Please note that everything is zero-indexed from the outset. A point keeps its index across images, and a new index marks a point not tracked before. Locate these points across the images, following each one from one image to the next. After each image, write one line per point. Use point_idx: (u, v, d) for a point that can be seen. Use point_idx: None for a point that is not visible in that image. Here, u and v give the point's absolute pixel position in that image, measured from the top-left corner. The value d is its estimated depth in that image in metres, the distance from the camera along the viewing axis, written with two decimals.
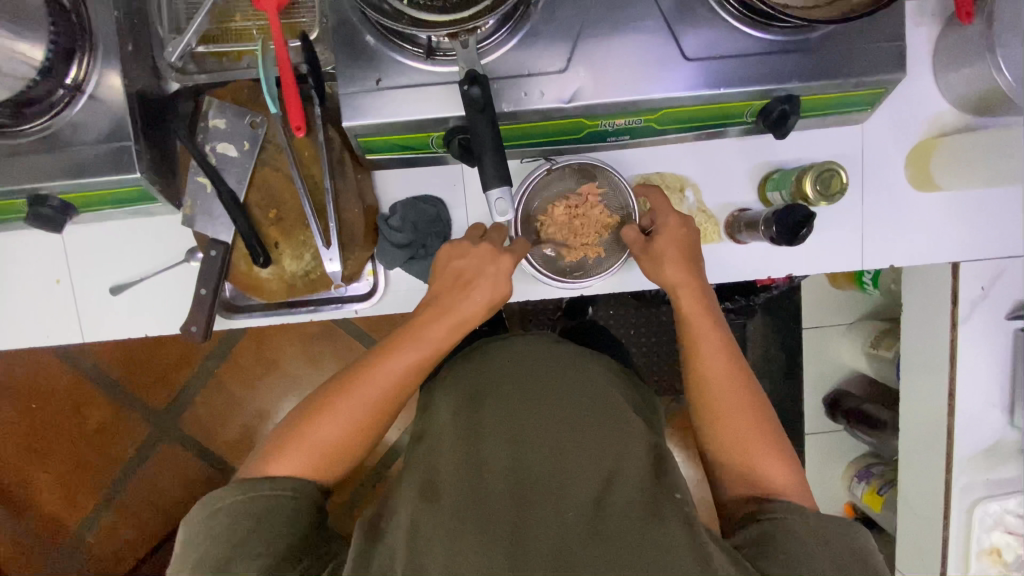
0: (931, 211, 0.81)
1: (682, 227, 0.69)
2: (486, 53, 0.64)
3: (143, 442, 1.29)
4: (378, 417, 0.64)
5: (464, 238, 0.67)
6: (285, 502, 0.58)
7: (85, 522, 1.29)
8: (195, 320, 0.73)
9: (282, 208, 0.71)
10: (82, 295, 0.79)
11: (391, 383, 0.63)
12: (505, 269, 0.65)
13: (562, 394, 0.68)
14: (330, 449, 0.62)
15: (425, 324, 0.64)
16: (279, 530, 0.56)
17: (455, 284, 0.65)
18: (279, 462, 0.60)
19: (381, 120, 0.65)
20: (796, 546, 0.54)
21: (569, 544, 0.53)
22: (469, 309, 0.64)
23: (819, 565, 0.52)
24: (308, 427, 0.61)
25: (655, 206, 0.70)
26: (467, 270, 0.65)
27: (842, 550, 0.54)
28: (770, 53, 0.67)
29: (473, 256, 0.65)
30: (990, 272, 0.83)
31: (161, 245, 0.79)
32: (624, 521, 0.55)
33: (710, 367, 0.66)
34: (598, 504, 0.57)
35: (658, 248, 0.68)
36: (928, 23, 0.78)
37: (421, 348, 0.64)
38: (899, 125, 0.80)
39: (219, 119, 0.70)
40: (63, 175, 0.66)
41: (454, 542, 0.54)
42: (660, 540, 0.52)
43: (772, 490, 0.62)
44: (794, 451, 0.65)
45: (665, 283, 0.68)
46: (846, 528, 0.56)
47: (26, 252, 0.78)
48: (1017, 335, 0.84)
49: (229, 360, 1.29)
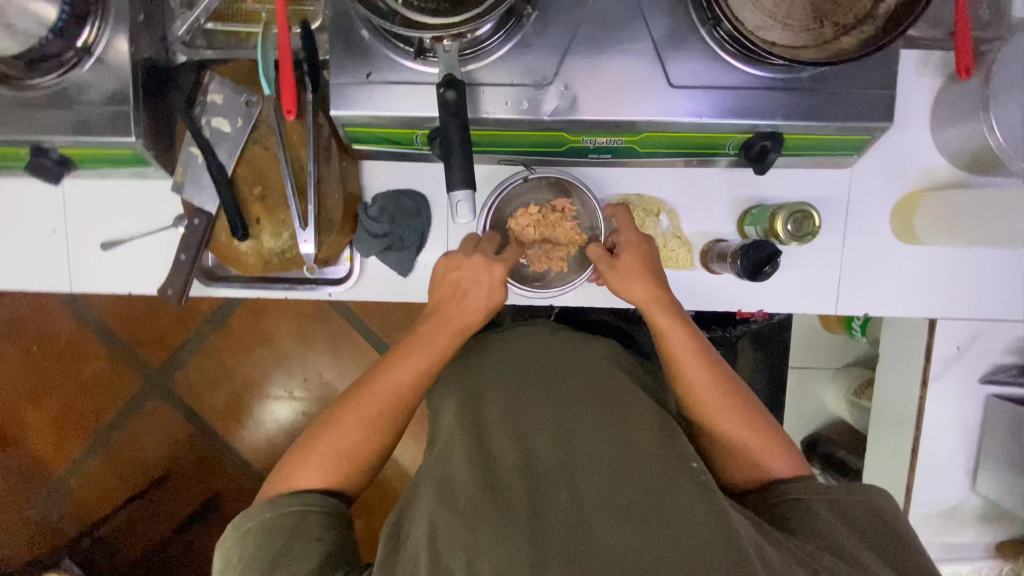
0: (913, 263, 0.81)
1: (643, 246, 0.70)
2: (468, 61, 0.65)
3: (129, 396, 1.32)
4: (390, 427, 0.64)
5: (459, 251, 0.70)
6: (313, 514, 0.59)
7: (64, 466, 1.33)
8: (172, 283, 0.75)
9: (267, 186, 0.73)
10: (74, 246, 0.83)
11: (398, 395, 0.64)
12: (499, 277, 0.68)
13: (563, 387, 0.69)
14: (344, 458, 0.62)
15: (426, 334, 0.66)
16: (315, 537, 0.57)
17: (453, 293, 0.68)
18: (295, 477, 0.61)
19: (366, 113, 0.67)
20: (814, 519, 0.57)
21: (588, 519, 0.53)
22: (470, 314, 0.67)
23: (839, 535, 0.55)
24: (322, 439, 0.62)
25: (619, 225, 0.72)
26: (464, 280, 0.68)
27: (853, 511, 0.58)
28: (758, 88, 0.67)
29: (467, 267, 0.68)
30: (969, 333, 0.82)
31: (155, 208, 0.82)
32: (638, 492, 0.55)
33: (694, 378, 0.65)
34: (613, 484, 0.56)
35: (623, 267, 0.68)
36: (930, 76, 0.77)
37: (427, 357, 0.65)
38: (891, 174, 0.79)
39: (217, 94, 0.73)
40: (69, 131, 0.69)
41: (471, 532, 0.52)
42: (683, 517, 0.52)
43: (774, 480, 0.64)
44: (788, 438, 0.66)
45: (635, 299, 0.68)
46: (857, 494, 0.59)
47: (33, 199, 0.81)
48: (989, 399, 0.82)
49: (224, 329, 1.32)
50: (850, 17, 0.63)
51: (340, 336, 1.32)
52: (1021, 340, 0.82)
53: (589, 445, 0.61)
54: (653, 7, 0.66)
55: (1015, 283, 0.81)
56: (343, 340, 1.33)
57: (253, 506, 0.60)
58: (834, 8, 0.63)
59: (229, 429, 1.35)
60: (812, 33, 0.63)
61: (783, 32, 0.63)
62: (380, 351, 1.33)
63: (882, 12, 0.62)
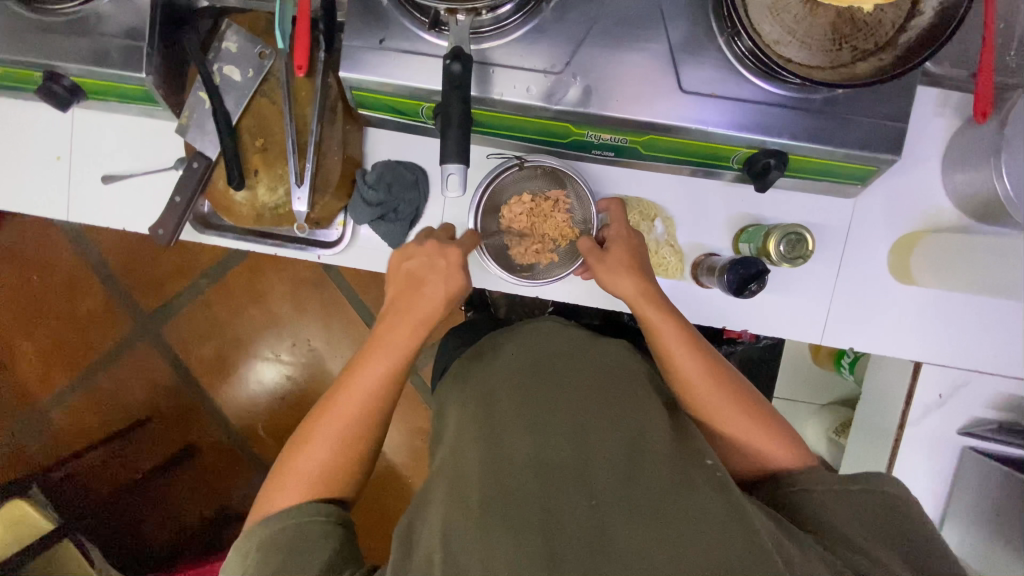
0: (906, 303, 0.80)
1: (632, 241, 0.71)
2: (480, 39, 0.65)
3: (115, 335, 1.32)
4: (366, 429, 0.64)
5: (412, 242, 0.70)
6: (314, 523, 0.59)
7: (45, 399, 1.32)
8: (163, 224, 0.75)
9: (269, 139, 0.74)
10: (76, 176, 0.83)
11: (366, 397, 0.64)
12: (455, 261, 0.67)
13: (576, 381, 0.65)
14: (320, 470, 0.62)
15: (387, 331, 0.65)
16: (316, 545, 0.57)
17: (409, 284, 0.67)
18: (277, 502, 0.61)
19: (373, 78, 0.67)
20: (823, 512, 0.57)
21: (606, 519, 0.51)
22: (430, 306, 0.65)
23: (851, 528, 0.55)
24: (295, 460, 0.62)
25: (612, 218, 0.73)
26: (417, 269, 0.67)
27: (860, 500, 0.58)
28: (770, 104, 0.66)
29: (419, 256, 0.68)
30: (953, 381, 0.81)
31: (161, 149, 0.83)
32: (657, 490, 0.54)
33: (687, 374, 0.64)
34: (626, 479, 0.54)
35: (612, 261, 0.68)
36: (947, 117, 0.77)
37: (387, 355, 0.64)
38: (894, 211, 0.79)
39: (232, 42, 0.73)
40: (83, 60, 0.69)
41: (483, 534, 0.51)
42: (698, 514, 0.51)
43: (779, 471, 0.64)
44: (787, 423, 0.66)
45: (622, 295, 0.68)
46: (867, 483, 0.59)
47: (43, 124, 0.82)
48: (965, 452, 0.81)
49: (220, 283, 1.32)
50: (869, 43, 0.62)
51: (332, 304, 1.33)
52: (1004, 397, 0.81)
53: (603, 438, 0.58)
54: (673, 11, 0.65)
55: (1005, 339, 0.80)
56: (335, 308, 1.33)
57: (251, 528, 0.60)
58: (854, 31, 0.62)
59: (211, 383, 1.35)
60: (829, 54, 0.62)
61: (800, 50, 0.62)
62: (370, 326, 1.33)
63: (902, 42, 0.62)
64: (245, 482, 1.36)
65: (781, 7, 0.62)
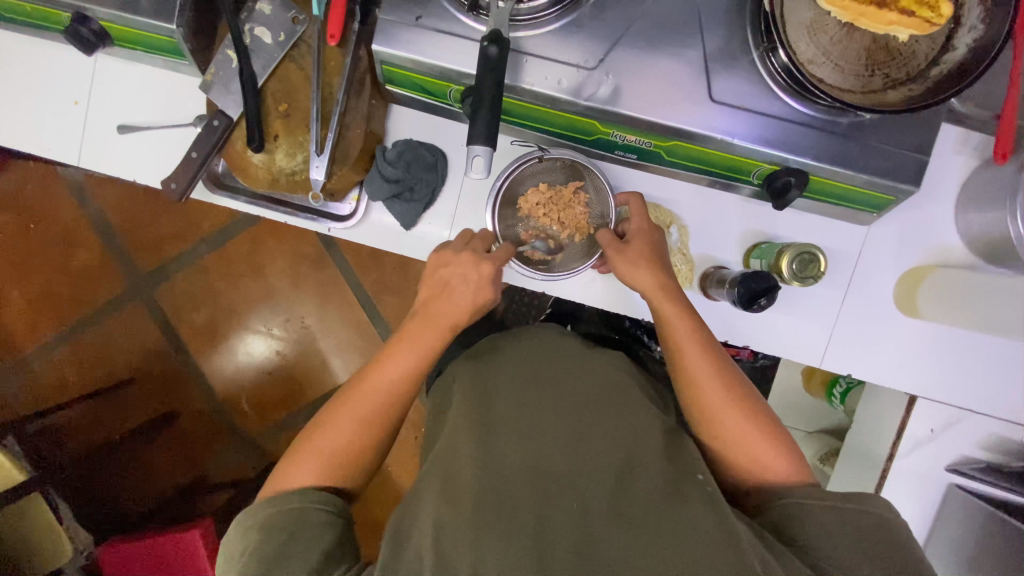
0: (908, 334, 0.81)
1: (652, 235, 0.71)
2: (516, 27, 0.65)
3: (110, 289, 1.30)
4: (382, 421, 0.64)
5: (451, 247, 0.68)
6: (316, 511, 0.58)
7: (33, 349, 1.30)
8: (177, 178, 0.74)
9: (293, 105, 0.73)
10: (91, 122, 0.82)
11: (386, 393, 0.64)
12: (488, 275, 0.66)
13: (574, 394, 0.66)
14: (337, 455, 0.62)
15: (412, 332, 0.65)
16: (313, 536, 0.56)
17: (442, 290, 0.66)
18: (293, 477, 0.61)
19: (405, 53, 0.66)
20: (820, 531, 0.56)
21: (596, 531, 0.51)
22: (458, 313, 0.65)
23: (842, 554, 0.54)
24: (314, 439, 0.62)
25: (631, 211, 0.73)
26: (453, 277, 0.66)
27: (855, 524, 0.56)
28: (796, 123, 0.66)
29: (456, 264, 0.66)
30: (946, 418, 0.81)
31: (181, 105, 0.82)
32: (647, 505, 0.54)
33: (699, 377, 0.65)
34: (615, 494, 0.55)
35: (631, 252, 0.69)
36: (966, 155, 0.78)
37: (411, 355, 0.64)
38: (902, 244, 0.80)
39: (265, 4, 0.72)
40: (115, 5, 0.69)
41: (477, 534, 0.50)
42: (690, 530, 0.51)
43: (768, 484, 0.62)
44: (790, 437, 0.65)
45: (638, 289, 0.68)
46: (865, 506, 0.57)
47: (65, 67, 0.81)
48: (950, 488, 0.81)
49: (219, 249, 1.31)
50: (902, 72, 0.63)
51: (332, 282, 1.32)
52: (992, 438, 0.82)
53: (597, 453, 0.59)
54: (711, 22, 0.65)
55: (996, 379, 0.81)
56: (335, 287, 1.32)
57: (253, 506, 0.60)
58: (888, 59, 0.63)
59: (200, 349, 1.33)
60: (861, 79, 0.63)
61: (832, 72, 0.63)
62: (366, 307, 1.32)
63: (933, 74, 0.63)
64: (224, 453, 1.34)
65: (818, 28, 0.63)
